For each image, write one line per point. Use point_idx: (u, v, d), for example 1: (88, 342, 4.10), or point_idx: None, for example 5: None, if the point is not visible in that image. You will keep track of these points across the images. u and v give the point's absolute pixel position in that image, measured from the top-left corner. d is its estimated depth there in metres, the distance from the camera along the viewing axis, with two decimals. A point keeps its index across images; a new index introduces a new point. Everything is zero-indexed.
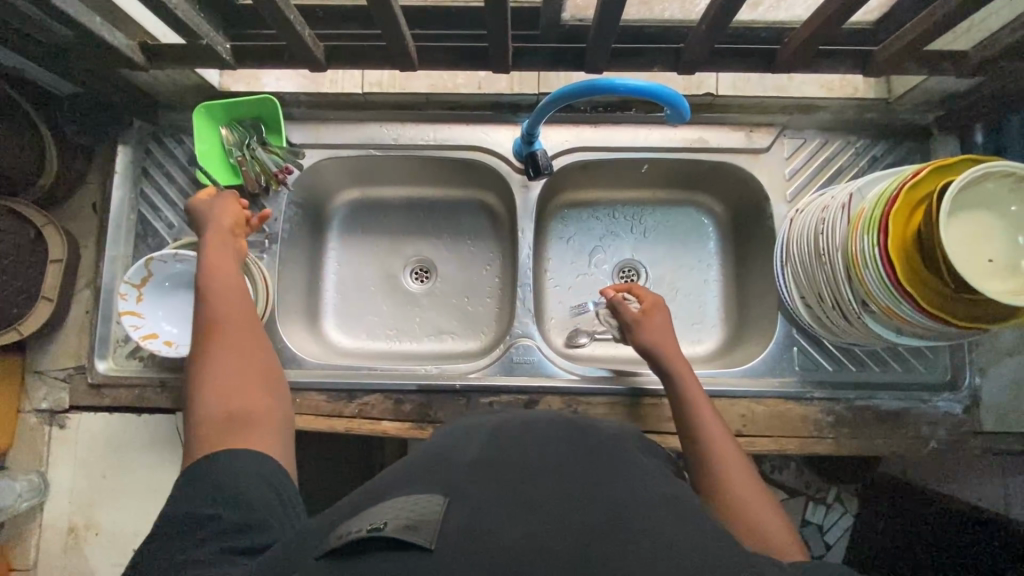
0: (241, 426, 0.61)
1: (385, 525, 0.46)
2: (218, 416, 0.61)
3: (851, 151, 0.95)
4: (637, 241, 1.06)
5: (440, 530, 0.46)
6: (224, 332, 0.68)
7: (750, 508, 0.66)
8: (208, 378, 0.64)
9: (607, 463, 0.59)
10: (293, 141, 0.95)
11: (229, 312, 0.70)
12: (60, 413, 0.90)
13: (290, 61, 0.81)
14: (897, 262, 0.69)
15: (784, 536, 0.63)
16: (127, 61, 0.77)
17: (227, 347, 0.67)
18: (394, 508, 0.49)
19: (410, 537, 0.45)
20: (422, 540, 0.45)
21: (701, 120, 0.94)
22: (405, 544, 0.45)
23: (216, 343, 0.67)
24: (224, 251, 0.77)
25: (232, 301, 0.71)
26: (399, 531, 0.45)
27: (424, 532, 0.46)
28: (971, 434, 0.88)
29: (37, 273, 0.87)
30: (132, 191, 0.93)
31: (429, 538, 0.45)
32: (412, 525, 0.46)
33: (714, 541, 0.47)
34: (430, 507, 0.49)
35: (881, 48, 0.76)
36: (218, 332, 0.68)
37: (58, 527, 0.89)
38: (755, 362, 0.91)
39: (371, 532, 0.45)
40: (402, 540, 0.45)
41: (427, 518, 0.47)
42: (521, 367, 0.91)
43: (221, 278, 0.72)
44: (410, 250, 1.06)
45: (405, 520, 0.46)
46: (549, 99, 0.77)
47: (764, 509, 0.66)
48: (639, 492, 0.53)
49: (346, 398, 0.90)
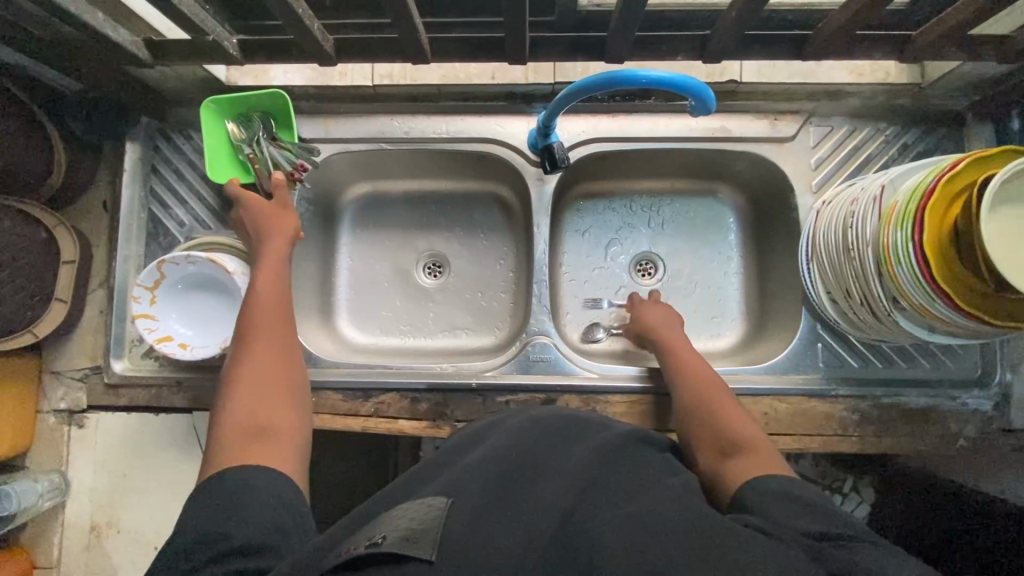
0: (264, 435, 0.63)
1: (384, 540, 0.46)
2: (243, 412, 0.64)
3: (880, 139, 0.91)
4: (655, 233, 1.03)
5: (442, 538, 0.46)
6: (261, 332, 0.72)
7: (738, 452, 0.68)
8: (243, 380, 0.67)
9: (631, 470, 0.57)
10: (304, 136, 0.93)
11: (264, 314, 0.73)
12: (79, 413, 0.91)
13: (299, 56, 0.78)
14: (933, 258, 0.66)
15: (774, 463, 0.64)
16: (133, 58, 0.75)
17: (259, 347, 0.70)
18: (396, 522, 0.49)
19: (411, 550, 0.45)
20: (422, 552, 0.45)
21: (723, 108, 0.91)
22: (407, 558, 0.44)
23: (250, 346, 0.71)
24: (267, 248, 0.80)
25: (268, 303, 0.75)
26: (397, 546, 0.45)
27: (426, 545, 0.45)
28: (1002, 432, 0.86)
29: (51, 275, 0.86)
30: (142, 190, 0.92)
31: (429, 550, 0.45)
32: (410, 538, 0.46)
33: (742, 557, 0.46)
34: (434, 516, 0.49)
35: (919, 32, 0.72)
36: (256, 331, 0.72)
37: (80, 525, 0.89)
38: (779, 359, 0.89)
39: (368, 549, 0.45)
40: (397, 554, 0.44)
41: (428, 529, 0.47)
42: (537, 366, 0.90)
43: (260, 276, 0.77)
44: (423, 244, 1.04)
45: (402, 534, 0.47)
46: (566, 92, 0.74)
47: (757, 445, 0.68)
48: (668, 500, 0.52)
49: (362, 397, 0.90)
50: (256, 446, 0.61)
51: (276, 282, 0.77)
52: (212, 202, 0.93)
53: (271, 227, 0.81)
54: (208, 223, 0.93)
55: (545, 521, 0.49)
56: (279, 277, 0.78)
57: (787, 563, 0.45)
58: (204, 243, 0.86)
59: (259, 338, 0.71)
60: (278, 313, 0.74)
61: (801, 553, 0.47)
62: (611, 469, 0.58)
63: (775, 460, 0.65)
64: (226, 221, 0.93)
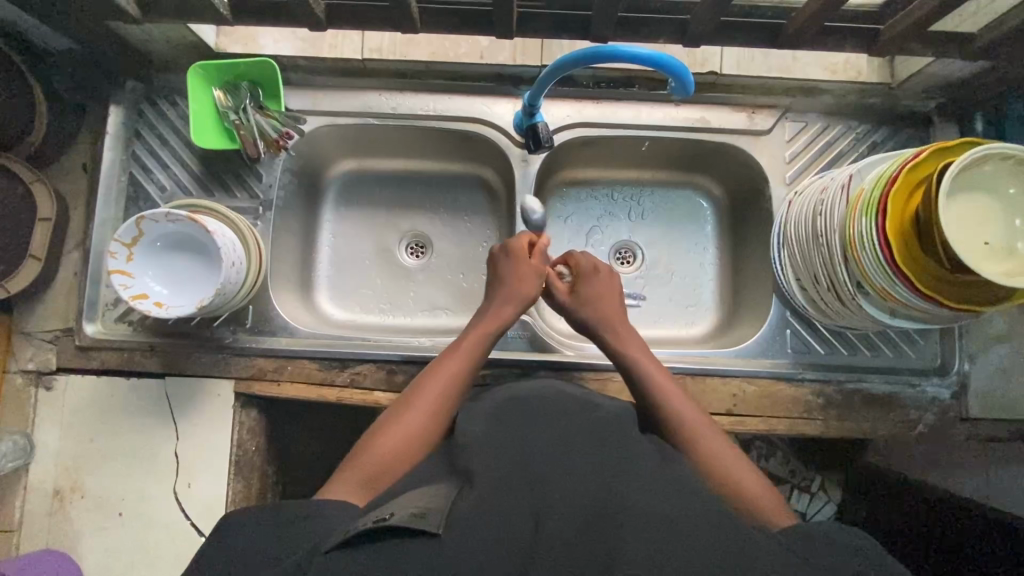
0: (383, 456, 0.64)
1: (393, 516, 0.48)
2: (394, 426, 0.68)
3: (851, 136, 0.94)
4: (635, 222, 1.05)
5: (449, 516, 0.48)
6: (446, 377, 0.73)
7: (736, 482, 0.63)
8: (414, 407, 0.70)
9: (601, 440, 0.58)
10: (291, 107, 0.93)
11: (457, 371, 0.74)
12: (47, 374, 0.89)
13: (290, 21, 0.79)
14: (895, 243, 0.69)
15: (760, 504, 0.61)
16: (122, 13, 0.75)
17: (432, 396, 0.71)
18: (406, 503, 0.51)
19: (421, 523, 0.47)
20: (430, 525, 0.47)
21: (704, 98, 0.93)
22: (418, 531, 0.46)
23: (422, 390, 0.72)
24: (490, 307, 0.82)
25: (465, 365, 0.75)
26: (410, 520, 0.47)
27: (434, 519, 0.48)
28: (958, 419, 0.90)
29: (25, 232, 0.85)
30: (124, 153, 0.92)
31: (437, 523, 0.47)
32: (422, 514, 0.48)
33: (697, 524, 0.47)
34: (440, 500, 0.51)
35: (887, 27, 0.76)
36: (440, 382, 0.73)
37: (43, 490, 0.87)
38: (749, 343, 0.92)
39: (377, 523, 0.47)
40: (409, 527, 0.46)
41: (433, 508, 0.50)
42: (514, 342, 0.91)
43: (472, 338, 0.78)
44: (406, 224, 1.05)
45: (412, 512, 0.48)
46: (551, 68, 0.76)
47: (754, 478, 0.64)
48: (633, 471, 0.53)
49: (339, 366, 0.90)
50: (374, 458, 0.64)
51: (476, 349, 0.77)
52: (195, 168, 0.93)
53: (507, 288, 0.83)
54: (190, 190, 0.93)
55: (545, 491, 0.51)
56: (481, 341, 0.78)
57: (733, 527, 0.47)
58: (190, 203, 0.86)
59: (438, 391, 0.72)
60: (466, 378, 0.74)
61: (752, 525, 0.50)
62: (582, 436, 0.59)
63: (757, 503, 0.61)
64: (209, 189, 0.93)
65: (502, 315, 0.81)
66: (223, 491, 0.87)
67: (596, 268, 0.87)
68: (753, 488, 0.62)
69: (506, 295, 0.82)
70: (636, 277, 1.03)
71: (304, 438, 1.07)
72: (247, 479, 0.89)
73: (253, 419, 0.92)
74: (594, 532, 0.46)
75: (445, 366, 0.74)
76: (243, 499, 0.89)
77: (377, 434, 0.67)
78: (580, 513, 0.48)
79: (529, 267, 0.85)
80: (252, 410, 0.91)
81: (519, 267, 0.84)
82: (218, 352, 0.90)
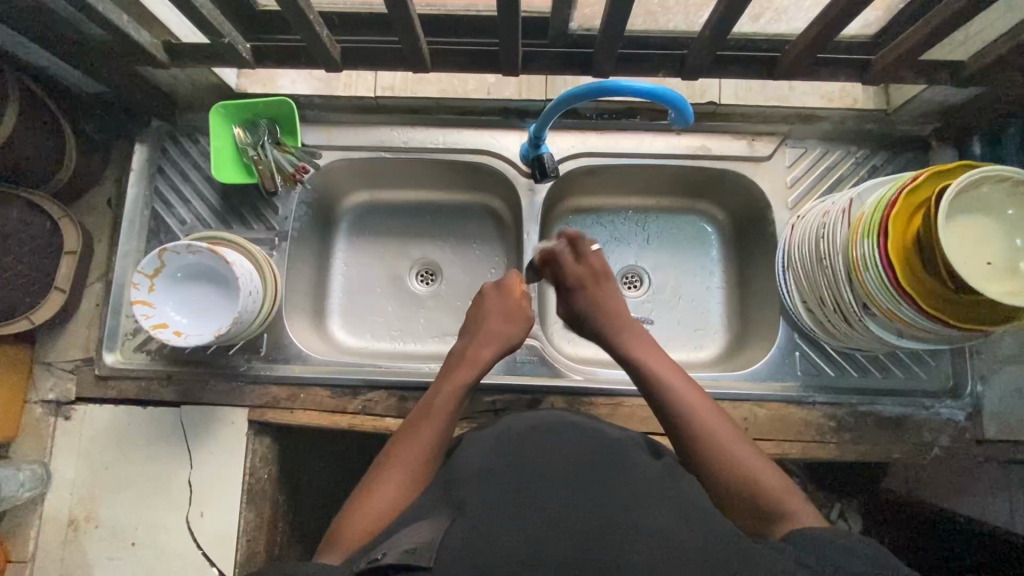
0: (366, 501, 0.62)
1: (386, 555, 0.49)
2: (382, 473, 0.65)
3: (851, 160, 0.96)
4: (643, 247, 1.07)
5: (438, 547, 0.49)
6: (429, 415, 0.71)
7: (735, 472, 0.62)
8: (403, 450, 0.67)
9: (610, 466, 0.59)
10: (308, 143, 0.97)
11: (443, 409, 0.71)
12: (66, 404, 0.91)
13: (309, 62, 0.84)
14: (897, 264, 0.69)
15: (797, 504, 0.58)
16: (150, 59, 0.80)
17: (414, 441, 0.68)
18: (403, 537, 0.52)
19: (411, 560, 0.48)
20: (421, 560, 0.47)
21: (704, 127, 0.97)
22: (408, 567, 0.47)
23: (413, 431, 0.69)
24: (471, 347, 0.80)
25: (447, 406, 0.72)
26: (399, 557, 0.48)
27: (424, 553, 0.48)
28: (974, 441, 0.89)
29: (51, 265, 0.88)
30: (147, 188, 0.96)
31: (428, 557, 0.48)
32: (413, 550, 0.49)
33: (706, 539, 0.48)
34: (434, 531, 0.51)
35: (878, 58, 0.79)
36: (424, 423, 0.70)
37: (58, 519, 0.88)
38: (758, 366, 0.92)
39: (369, 564, 0.49)
40: (400, 564, 0.47)
41: (427, 540, 0.50)
42: (523, 367, 0.92)
43: (453, 380, 0.75)
44: (415, 252, 1.07)
45: (406, 548, 0.49)
46: (555, 102, 0.80)
47: (774, 476, 0.61)
48: (644, 497, 0.53)
49: (350, 394, 0.91)
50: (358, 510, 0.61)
51: (460, 389, 0.74)
52: (214, 202, 0.97)
53: (491, 327, 0.82)
54: (209, 223, 0.96)
55: (547, 522, 0.50)
56: (467, 381, 0.76)
57: (741, 549, 0.47)
58: (209, 235, 0.89)
59: (420, 434, 0.69)
60: (447, 420, 0.71)
61: (762, 545, 0.50)
62: (593, 464, 0.59)
63: (795, 507, 0.58)
64: (227, 221, 0.96)
65: (484, 354, 0.79)
66: (234, 520, 0.87)
67: (594, 278, 0.86)
68: (768, 482, 0.60)
69: (487, 335, 0.81)
70: (643, 302, 1.04)
71: (318, 466, 1.09)
72: (258, 508, 0.89)
73: (266, 446, 0.93)
74: (600, 560, 0.46)
75: (430, 405, 0.72)
76: (254, 528, 0.89)
77: (366, 486, 0.64)
78: (583, 537, 0.48)
79: (516, 306, 0.85)
80: (265, 438, 0.92)
81: (505, 308, 0.84)
82: (233, 380, 0.92)
